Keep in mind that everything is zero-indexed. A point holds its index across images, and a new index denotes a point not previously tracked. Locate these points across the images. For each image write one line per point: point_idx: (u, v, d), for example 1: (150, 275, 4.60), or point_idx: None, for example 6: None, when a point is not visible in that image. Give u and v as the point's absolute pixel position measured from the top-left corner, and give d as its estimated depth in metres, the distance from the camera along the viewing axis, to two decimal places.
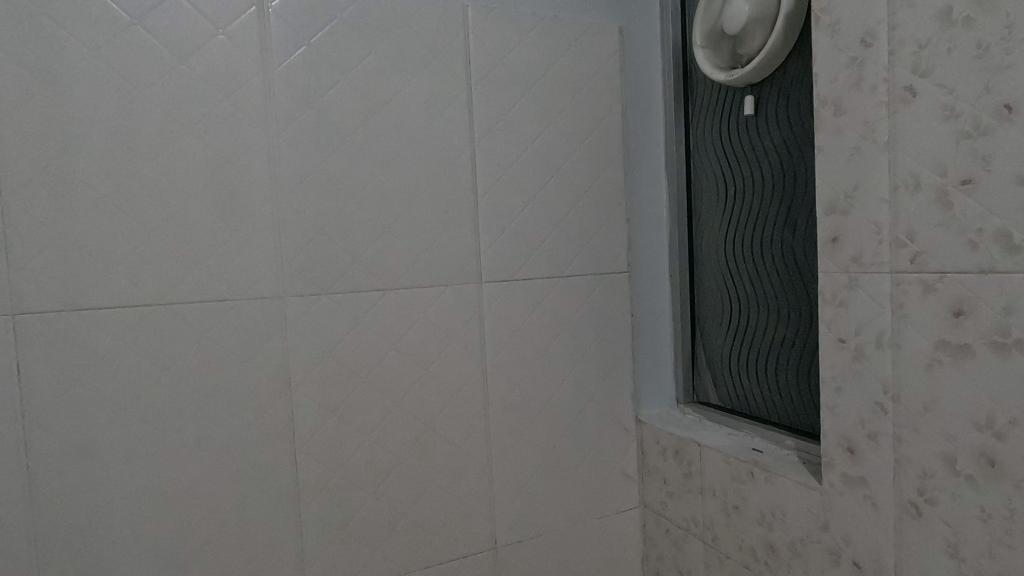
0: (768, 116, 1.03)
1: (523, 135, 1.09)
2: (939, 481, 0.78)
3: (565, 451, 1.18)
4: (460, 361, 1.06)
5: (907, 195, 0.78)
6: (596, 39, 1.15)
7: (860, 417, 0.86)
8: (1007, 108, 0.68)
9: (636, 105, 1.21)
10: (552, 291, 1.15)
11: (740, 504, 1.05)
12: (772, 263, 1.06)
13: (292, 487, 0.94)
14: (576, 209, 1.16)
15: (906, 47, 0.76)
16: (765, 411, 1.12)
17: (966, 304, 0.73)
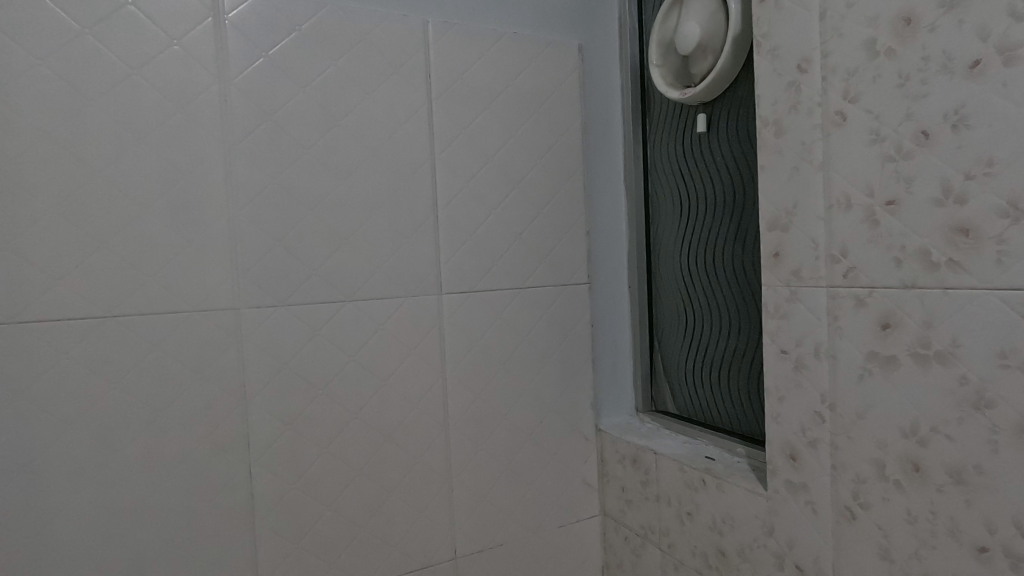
0: (719, 134, 1.09)
1: (484, 149, 1.13)
2: (871, 486, 0.73)
3: (525, 460, 1.20)
4: (419, 366, 1.09)
5: (840, 207, 0.74)
6: (555, 58, 1.20)
7: (798, 438, 0.82)
8: (924, 134, 0.65)
9: (596, 123, 1.27)
10: (514, 303, 1.18)
11: (693, 512, 1.04)
12: (722, 273, 1.10)
13: (248, 495, 0.96)
14: (539, 220, 1.20)
15: (837, 73, 0.73)
16: (718, 420, 1.15)
17: (893, 320, 0.69)
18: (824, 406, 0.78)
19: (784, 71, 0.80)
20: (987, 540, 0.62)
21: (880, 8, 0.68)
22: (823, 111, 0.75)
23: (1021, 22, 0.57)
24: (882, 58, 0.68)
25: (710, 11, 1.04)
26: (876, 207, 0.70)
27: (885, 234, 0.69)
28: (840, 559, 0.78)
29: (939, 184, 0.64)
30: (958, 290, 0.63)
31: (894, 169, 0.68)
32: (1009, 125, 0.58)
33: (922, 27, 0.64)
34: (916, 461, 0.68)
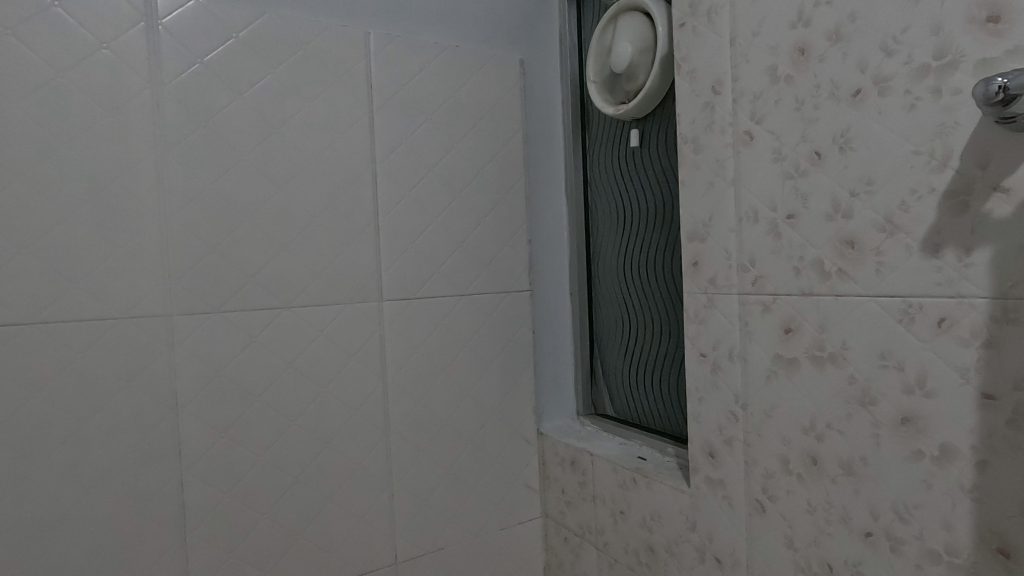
0: (650, 148, 1.15)
1: (425, 158, 1.16)
2: (778, 479, 0.78)
3: (466, 464, 1.22)
4: (360, 372, 1.10)
5: (748, 220, 0.80)
6: (497, 71, 1.24)
7: (716, 436, 0.87)
8: (817, 154, 0.71)
9: (538, 135, 1.32)
10: (455, 308, 1.20)
11: (625, 510, 1.08)
12: (654, 281, 1.16)
13: (178, 505, 0.95)
14: (481, 228, 1.23)
15: (745, 97, 0.79)
16: (652, 422, 1.20)
17: (794, 324, 0.75)
18: (738, 406, 0.83)
19: (700, 92, 0.85)
20: (872, 526, 0.68)
21: (780, 39, 0.74)
22: (733, 130, 0.81)
23: (892, 57, 0.63)
24: (782, 84, 0.74)
25: (641, 34, 1.09)
26: (779, 221, 0.76)
27: (786, 245, 0.75)
28: (752, 550, 0.83)
29: (829, 200, 0.70)
30: (846, 297, 0.69)
31: (793, 186, 0.74)
32: (883, 148, 0.64)
33: (814, 57, 0.70)
34: (814, 456, 0.74)
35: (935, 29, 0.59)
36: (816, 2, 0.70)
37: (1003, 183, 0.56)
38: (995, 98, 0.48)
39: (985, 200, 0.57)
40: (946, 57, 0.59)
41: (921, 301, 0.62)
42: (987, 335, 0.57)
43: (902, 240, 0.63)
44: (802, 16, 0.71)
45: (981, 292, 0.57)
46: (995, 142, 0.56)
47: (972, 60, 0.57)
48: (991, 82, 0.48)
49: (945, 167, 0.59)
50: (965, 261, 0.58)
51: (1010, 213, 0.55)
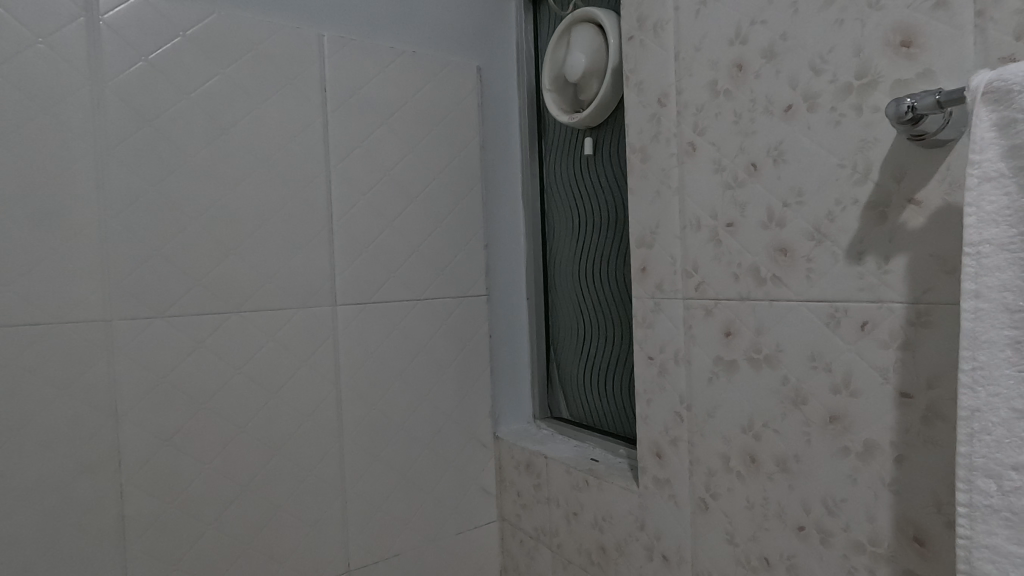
0: (603, 156, 1.18)
1: (381, 162, 1.15)
2: (720, 478, 0.81)
3: (422, 469, 1.21)
4: (313, 377, 1.08)
5: (691, 228, 0.83)
6: (454, 77, 1.25)
7: (663, 437, 0.90)
8: (753, 166, 0.74)
9: (494, 142, 1.33)
10: (411, 313, 1.20)
11: (578, 511, 1.09)
12: (607, 286, 1.19)
13: (118, 518, 0.91)
14: (437, 233, 1.23)
15: (688, 109, 0.82)
16: (606, 424, 1.22)
17: (733, 328, 0.78)
18: (683, 407, 0.86)
19: (647, 104, 0.88)
20: (804, 520, 0.71)
21: (719, 55, 0.78)
22: (677, 141, 0.84)
23: (819, 76, 0.67)
24: (721, 98, 0.78)
25: (594, 45, 1.12)
26: (719, 229, 0.79)
27: (726, 252, 0.78)
28: (696, 547, 0.86)
29: (764, 210, 0.73)
30: (780, 302, 0.72)
31: (732, 196, 0.77)
32: (812, 161, 0.68)
33: (750, 74, 0.74)
34: (752, 454, 0.77)
35: (856, 51, 0.63)
36: (752, 22, 0.73)
37: (916, 196, 0.59)
38: (905, 117, 0.52)
39: (901, 211, 0.61)
40: (866, 77, 0.62)
41: (847, 306, 0.66)
42: (904, 338, 0.61)
43: (829, 247, 0.67)
44: (739, 34, 0.75)
45: (898, 297, 0.61)
46: (909, 158, 0.60)
47: (888, 81, 0.61)
48: (901, 102, 0.52)
49: (866, 180, 0.63)
50: (885, 268, 0.62)
51: (922, 224, 0.59)
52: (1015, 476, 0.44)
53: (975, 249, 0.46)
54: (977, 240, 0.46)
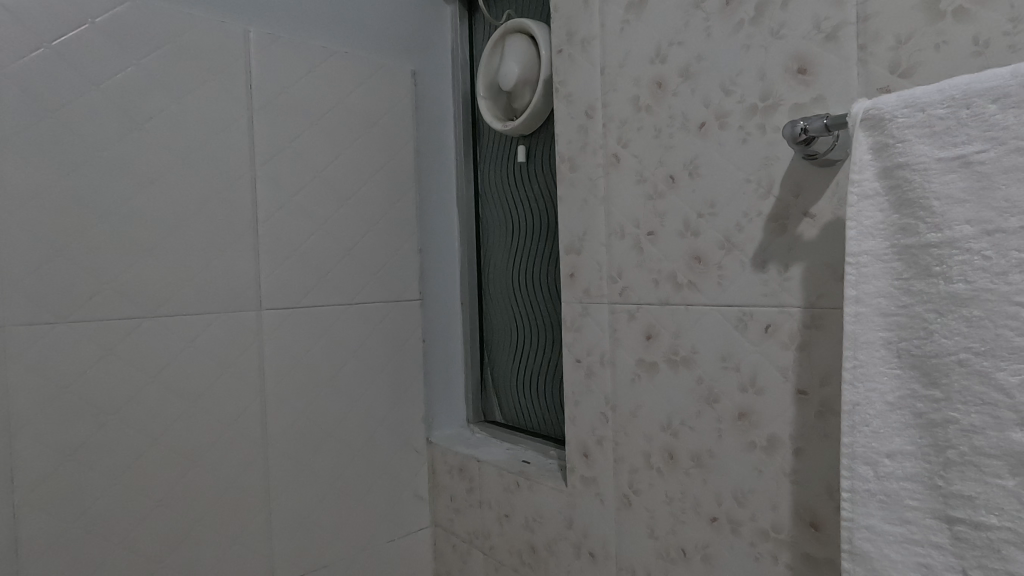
0: (536, 163, 1.21)
1: (311, 163, 1.13)
2: (642, 474, 0.85)
3: (353, 477, 1.19)
4: (236, 385, 1.04)
5: (616, 236, 0.87)
6: (388, 80, 1.24)
7: (590, 437, 0.93)
8: (672, 178, 0.79)
9: (429, 146, 1.33)
10: (342, 317, 1.18)
11: (510, 512, 1.11)
12: (539, 292, 1.22)
13: (11, 542, 0.84)
14: (369, 236, 1.22)
15: (614, 122, 0.86)
16: (538, 426, 1.25)
17: (654, 331, 0.82)
18: (608, 407, 0.90)
19: (576, 115, 0.92)
20: (717, 511, 0.76)
21: (641, 72, 0.82)
22: (604, 152, 0.88)
23: (729, 96, 0.72)
24: (643, 113, 0.82)
25: (527, 56, 1.14)
26: (641, 237, 0.83)
27: (647, 259, 0.82)
28: (621, 542, 0.89)
29: (681, 219, 0.78)
30: (695, 307, 0.77)
31: (653, 205, 0.81)
32: (723, 175, 0.73)
33: (668, 91, 0.78)
34: (671, 451, 0.81)
35: (761, 76, 0.68)
36: (670, 42, 0.78)
37: (811, 209, 0.65)
38: (799, 138, 0.57)
39: (798, 223, 0.66)
40: (770, 99, 0.68)
41: (753, 311, 0.71)
42: (801, 339, 0.67)
43: (737, 255, 0.72)
44: (659, 53, 0.79)
45: (796, 302, 0.67)
46: (805, 175, 0.65)
47: (788, 104, 0.66)
48: (795, 124, 0.57)
49: (768, 194, 0.69)
50: (785, 275, 0.68)
51: (816, 235, 0.65)
52: (888, 462, 0.50)
53: (855, 259, 0.51)
54: (857, 251, 0.51)
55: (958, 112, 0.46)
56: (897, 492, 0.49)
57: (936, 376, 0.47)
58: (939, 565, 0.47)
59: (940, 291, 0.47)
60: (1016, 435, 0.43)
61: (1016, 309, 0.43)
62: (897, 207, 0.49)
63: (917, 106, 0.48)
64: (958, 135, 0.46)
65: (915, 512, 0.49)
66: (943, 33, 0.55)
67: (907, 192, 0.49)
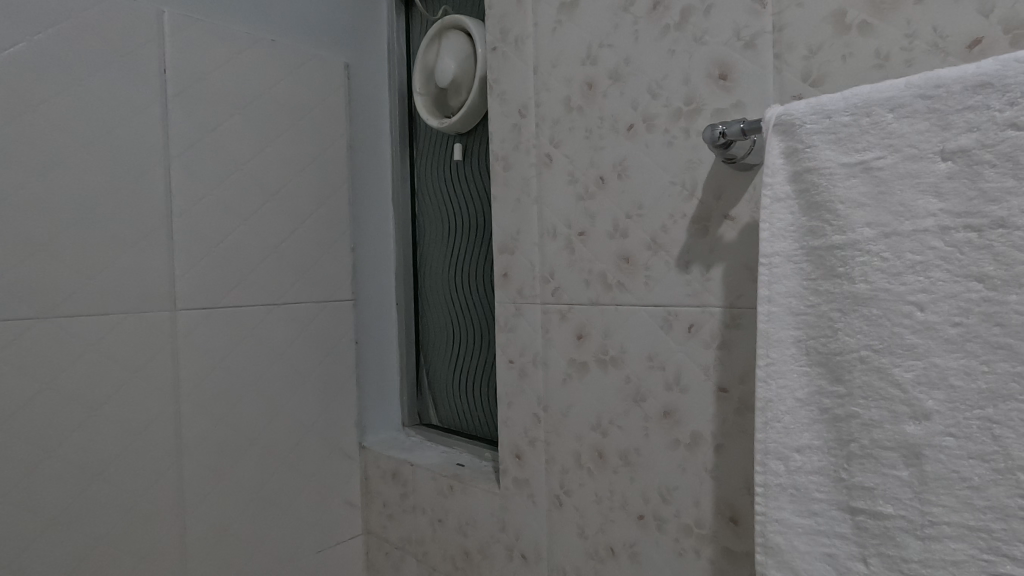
0: (472, 162, 1.20)
1: (233, 156, 1.07)
2: (573, 474, 0.85)
3: (278, 486, 1.13)
4: (145, 391, 0.96)
5: (548, 236, 0.86)
6: (319, 72, 1.19)
7: (522, 438, 0.92)
8: (602, 179, 0.79)
9: (364, 142, 1.29)
10: (267, 318, 1.12)
11: (443, 517, 1.09)
12: (475, 292, 1.20)
13: None
14: (298, 233, 1.16)
15: (547, 122, 0.86)
16: (474, 428, 1.23)
17: (585, 331, 0.82)
18: (540, 409, 0.89)
19: (510, 114, 0.91)
20: (643, 510, 0.77)
21: (573, 72, 0.82)
22: (537, 152, 0.88)
23: (656, 99, 0.73)
24: (575, 113, 0.82)
25: (463, 53, 1.13)
26: (572, 237, 0.83)
27: (578, 259, 0.83)
28: (552, 543, 0.89)
29: (611, 220, 0.78)
30: (624, 306, 0.78)
31: (584, 206, 0.82)
32: (649, 178, 0.74)
33: (599, 93, 0.79)
34: (600, 450, 0.81)
35: (685, 80, 0.70)
36: (600, 44, 0.78)
37: (731, 212, 0.67)
38: (718, 142, 0.58)
39: (719, 225, 0.68)
40: (693, 104, 0.69)
41: (677, 310, 0.72)
42: (721, 338, 0.68)
43: (663, 256, 0.73)
44: (589, 55, 0.80)
45: (717, 302, 0.69)
46: (725, 178, 0.67)
47: (710, 108, 0.68)
48: (715, 128, 0.58)
49: (691, 197, 0.70)
50: (706, 276, 0.69)
51: (736, 236, 0.67)
52: (798, 457, 0.52)
53: (768, 260, 0.52)
54: (769, 253, 0.52)
55: (860, 120, 0.48)
56: (805, 485, 0.51)
57: (840, 373, 0.49)
58: (843, 555, 0.49)
59: (844, 291, 0.49)
60: (909, 428, 0.46)
61: (910, 308, 0.46)
62: (806, 210, 0.51)
63: (823, 113, 0.50)
64: (859, 142, 0.48)
65: (822, 503, 0.50)
66: (849, 46, 0.57)
67: (815, 196, 0.50)
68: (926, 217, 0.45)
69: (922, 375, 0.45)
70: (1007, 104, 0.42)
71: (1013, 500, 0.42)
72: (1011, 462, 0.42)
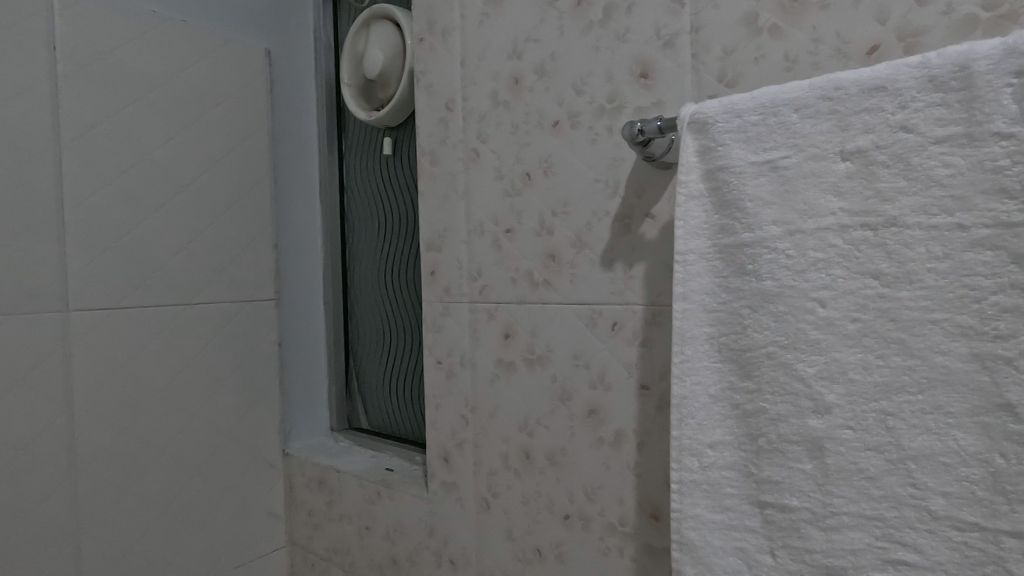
0: (403, 156, 1.16)
1: (137, 144, 0.99)
2: (500, 476, 0.83)
3: (191, 499, 1.06)
4: (32, 400, 0.87)
5: (476, 233, 0.85)
6: (237, 57, 1.12)
7: (450, 441, 0.90)
8: (528, 176, 0.78)
9: (288, 133, 1.23)
10: (178, 319, 1.04)
11: (371, 525, 1.05)
12: (407, 292, 1.17)
13: None
14: (212, 229, 1.09)
15: (474, 117, 0.84)
16: (406, 431, 1.20)
17: (512, 331, 0.81)
18: (468, 410, 0.87)
19: (436, 108, 0.89)
20: (569, 509, 0.76)
21: (499, 67, 0.80)
22: (463, 147, 0.86)
23: (580, 96, 0.72)
24: (502, 108, 0.81)
25: (392, 43, 1.09)
26: (499, 235, 0.82)
27: (505, 257, 0.81)
28: (480, 547, 0.87)
29: (537, 218, 0.77)
30: (550, 305, 0.77)
31: (511, 203, 0.80)
32: (574, 175, 0.73)
33: (525, 88, 0.78)
34: (527, 451, 0.80)
35: (608, 78, 0.70)
36: (526, 39, 0.77)
37: (652, 210, 0.67)
38: (637, 139, 0.57)
39: (641, 224, 0.68)
40: (616, 102, 0.69)
41: (601, 309, 0.72)
42: (643, 336, 0.69)
43: (588, 254, 0.73)
44: (516, 49, 0.78)
45: (639, 300, 0.69)
46: (647, 177, 0.67)
47: (632, 107, 0.68)
48: (633, 125, 0.57)
49: (614, 195, 0.70)
50: (629, 274, 0.69)
51: (657, 235, 0.67)
52: (711, 452, 0.52)
53: (683, 257, 0.53)
54: (684, 250, 0.52)
55: (767, 119, 0.49)
56: (718, 480, 0.52)
57: (749, 369, 0.50)
58: (753, 549, 0.50)
59: (752, 288, 0.49)
60: (811, 421, 0.47)
61: (813, 304, 0.47)
62: (718, 208, 0.52)
63: (733, 112, 0.50)
64: (767, 141, 0.49)
65: (733, 498, 0.51)
66: (761, 48, 0.59)
67: (726, 194, 0.51)
68: (827, 216, 0.46)
69: (823, 369, 0.46)
70: (900, 106, 0.43)
71: (905, 489, 0.44)
72: (903, 452, 0.44)
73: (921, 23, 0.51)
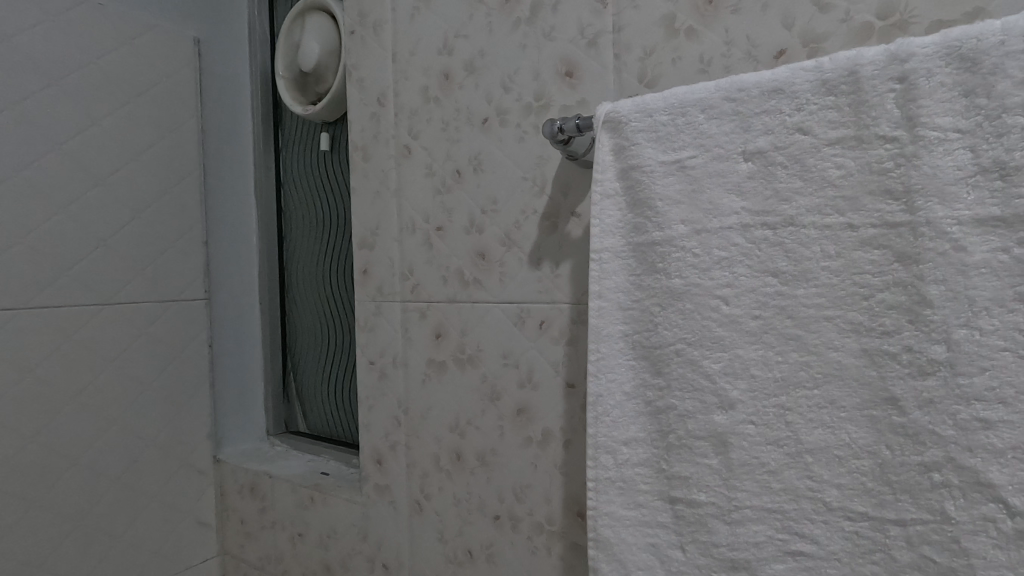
0: (341, 152, 1.13)
1: (46, 134, 0.93)
2: (433, 477, 0.82)
3: (109, 510, 1.00)
4: None
5: (407, 231, 0.83)
6: (162, 46, 1.07)
7: (383, 443, 0.88)
8: (458, 173, 0.77)
9: (219, 126, 1.18)
10: (94, 320, 0.98)
11: (304, 531, 1.01)
12: (347, 291, 1.14)
13: None
14: (133, 225, 1.04)
15: (405, 113, 0.82)
16: (345, 434, 1.17)
17: (443, 330, 0.80)
18: (400, 411, 0.85)
19: (368, 103, 0.87)
20: (499, 510, 0.76)
21: (430, 62, 0.79)
22: (395, 143, 0.84)
23: (508, 94, 0.72)
24: (432, 104, 0.79)
25: (328, 35, 1.06)
26: (430, 232, 0.80)
27: (436, 255, 0.80)
28: (413, 550, 0.85)
29: (467, 215, 0.76)
30: (480, 303, 0.76)
31: (442, 200, 0.79)
32: (502, 173, 0.73)
33: (455, 84, 0.77)
34: (458, 451, 0.79)
35: (535, 76, 0.69)
36: (456, 34, 0.76)
37: (577, 209, 0.67)
38: (557, 137, 0.57)
39: (567, 222, 0.68)
40: (543, 100, 0.69)
41: (529, 307, 0.72)
42: (569, 334, 0.69)
43: (516, 252, 0.72)
44: (445, 45, 0.77)
45: (565, 299, 0.69)
46: (572, 176, 0.67)
47: (557, 105, 0.68)
48: (553, 123, 0.57)
49: (541, 193, 0.70)
50: (555, 273, 0.69)
51: (581, 234, 0.67)
52: (625, 450, 0.52)
53: (598, 255, 0.53)
54: (599, 249, 0.52)
55: (676, 120, 0.49)
56: (632, 477, 0.52)
57: (660, 366, 0.50)
58: (665, 544, 0.51)
59: (662, 286, 0.50)
60: (717, 417, 0.48)
61: (717, 302, 0.47)
62: (631, 207, 0.52)
63: (645, 111, 0.51)
64: (675, 141, 0.49)
65: (646, 495, 0.51)
66: (677, 49, 0.59)
67: (638, 193, 0.51)
68: (731, 215, 0.47)
69: (728, 366, 0.47)
70: (796, 109, 0.44)
71: (802, 481, 0.45)
72: (800, 446, 0.45)
73: (822, 29, 0.53)
